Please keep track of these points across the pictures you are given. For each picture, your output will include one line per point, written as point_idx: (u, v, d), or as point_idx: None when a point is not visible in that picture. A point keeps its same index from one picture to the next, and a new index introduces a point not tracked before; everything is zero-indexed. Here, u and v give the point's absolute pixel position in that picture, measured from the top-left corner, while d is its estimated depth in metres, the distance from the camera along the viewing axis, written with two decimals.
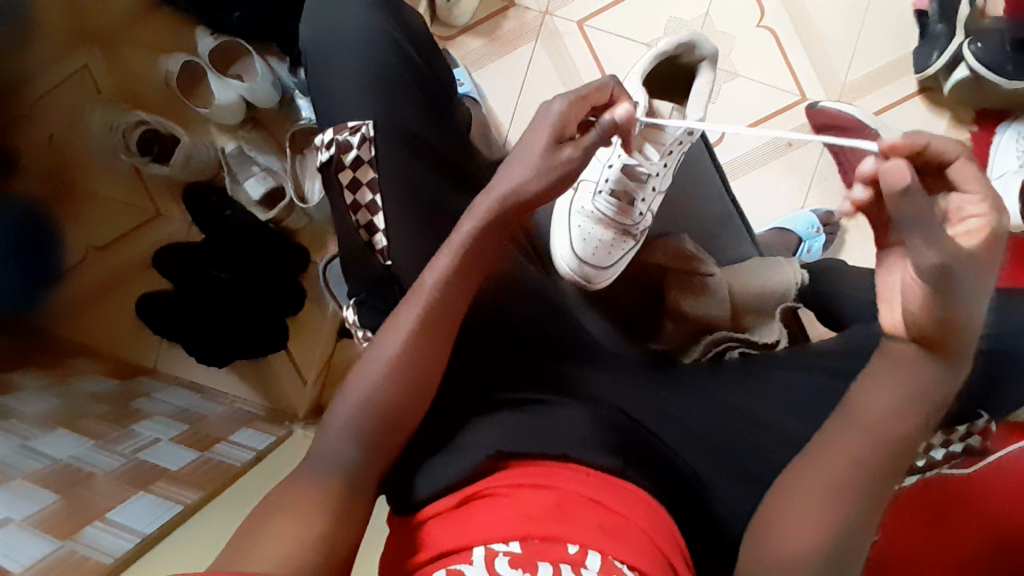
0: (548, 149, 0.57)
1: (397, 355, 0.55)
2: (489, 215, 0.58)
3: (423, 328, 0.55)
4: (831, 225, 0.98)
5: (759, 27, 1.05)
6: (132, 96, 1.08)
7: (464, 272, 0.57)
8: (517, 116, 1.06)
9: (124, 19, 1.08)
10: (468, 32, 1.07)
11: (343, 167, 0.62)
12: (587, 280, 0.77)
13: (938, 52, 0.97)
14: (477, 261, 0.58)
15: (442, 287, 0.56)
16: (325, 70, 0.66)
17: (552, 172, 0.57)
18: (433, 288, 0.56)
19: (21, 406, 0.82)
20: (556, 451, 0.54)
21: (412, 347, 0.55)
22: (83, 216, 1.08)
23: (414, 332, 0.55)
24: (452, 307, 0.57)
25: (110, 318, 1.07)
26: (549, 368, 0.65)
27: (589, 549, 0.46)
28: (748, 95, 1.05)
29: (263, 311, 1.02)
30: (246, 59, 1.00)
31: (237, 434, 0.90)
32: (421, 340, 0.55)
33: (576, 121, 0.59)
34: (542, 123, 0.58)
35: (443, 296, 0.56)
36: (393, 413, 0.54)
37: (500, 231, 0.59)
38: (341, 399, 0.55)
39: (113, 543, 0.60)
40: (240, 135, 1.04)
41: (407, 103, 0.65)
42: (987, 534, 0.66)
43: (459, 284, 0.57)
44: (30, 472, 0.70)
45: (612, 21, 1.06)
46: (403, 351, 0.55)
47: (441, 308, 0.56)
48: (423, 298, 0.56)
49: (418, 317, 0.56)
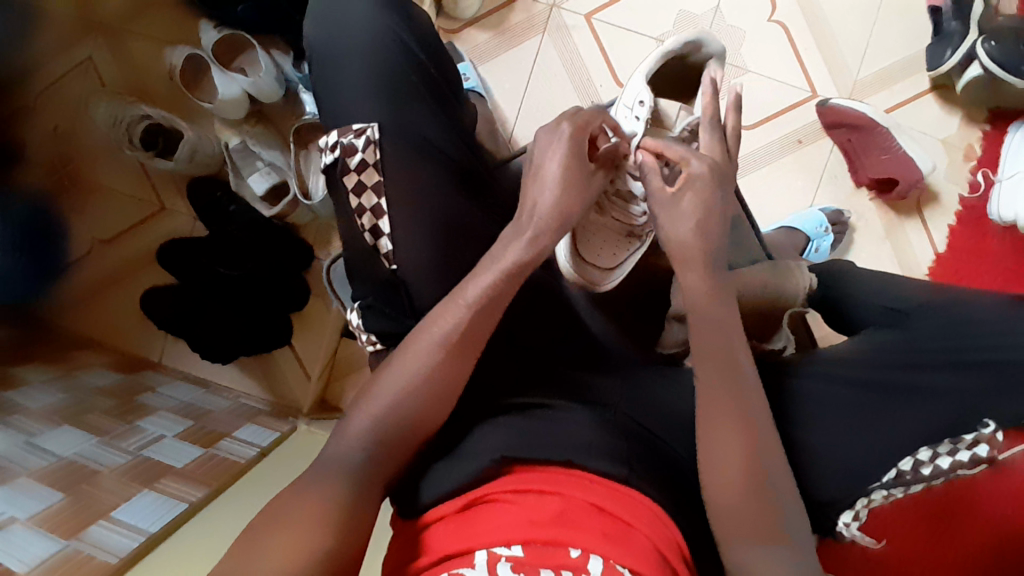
0: (574, 170, 0.62)
1: (427, 370, 0.55)
2: (531, 235, 0.60)
3: (457, 344, 0.56)
4: (839, 224, 0.98)
5: (771, 22, 1.03)
6: (138, 89, 1.07)
7: (500, 288, 0.58)
8: (522, 111, 1.05)
9: (128, 9, 1.07)
10: (474, 25, 1.06)
11: (348, 170, 0.62)
12: (594, 282, 0.75)
13: (953, 49, 0.95)
14: (513, 283, 0.59)
15: (480, 303, 0.57)
16: (332, 70, 0.65)
17: (574, 189, 0.62)
18: (474, 306, 0.57)
19: (27, 401, 0.83)
20: (561, 457, 0.54)
21: (445, 362, 0.56)
22: (86, 209, 1.08)
23: (447, 348, 0.56)
24: (483, 325, 0.57)
25: (114, 313, 1.06)
26: (552, 371, 0.65)
27: (591, 553, 0.45)
28: (759, 91, 1.03)
29: (265, 308, 1.02)
30: (250, 51, 0.98)
31: (241, 429, 0.90)
32: (452, 355, 0.56)
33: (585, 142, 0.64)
34: (559, 143, 0.63)
35: (479, 311, 0.57)
36: (406, 419, 0.55)
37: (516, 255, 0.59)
38: (360, 408, 0.55)
39: (118, 542, 0.60)
40: (245, 129, 1.02)
41: (414, 106, 0.64)
42: None
43: (491, 302, 0.57)
44: (35, 469, 0.70)
45: (620, 15, 1.04)
46: (436, 367, 0.56)
47: (477, 327, 0.57)
48: (461, 312, 0.57)
49: (452, 336, 0.56)
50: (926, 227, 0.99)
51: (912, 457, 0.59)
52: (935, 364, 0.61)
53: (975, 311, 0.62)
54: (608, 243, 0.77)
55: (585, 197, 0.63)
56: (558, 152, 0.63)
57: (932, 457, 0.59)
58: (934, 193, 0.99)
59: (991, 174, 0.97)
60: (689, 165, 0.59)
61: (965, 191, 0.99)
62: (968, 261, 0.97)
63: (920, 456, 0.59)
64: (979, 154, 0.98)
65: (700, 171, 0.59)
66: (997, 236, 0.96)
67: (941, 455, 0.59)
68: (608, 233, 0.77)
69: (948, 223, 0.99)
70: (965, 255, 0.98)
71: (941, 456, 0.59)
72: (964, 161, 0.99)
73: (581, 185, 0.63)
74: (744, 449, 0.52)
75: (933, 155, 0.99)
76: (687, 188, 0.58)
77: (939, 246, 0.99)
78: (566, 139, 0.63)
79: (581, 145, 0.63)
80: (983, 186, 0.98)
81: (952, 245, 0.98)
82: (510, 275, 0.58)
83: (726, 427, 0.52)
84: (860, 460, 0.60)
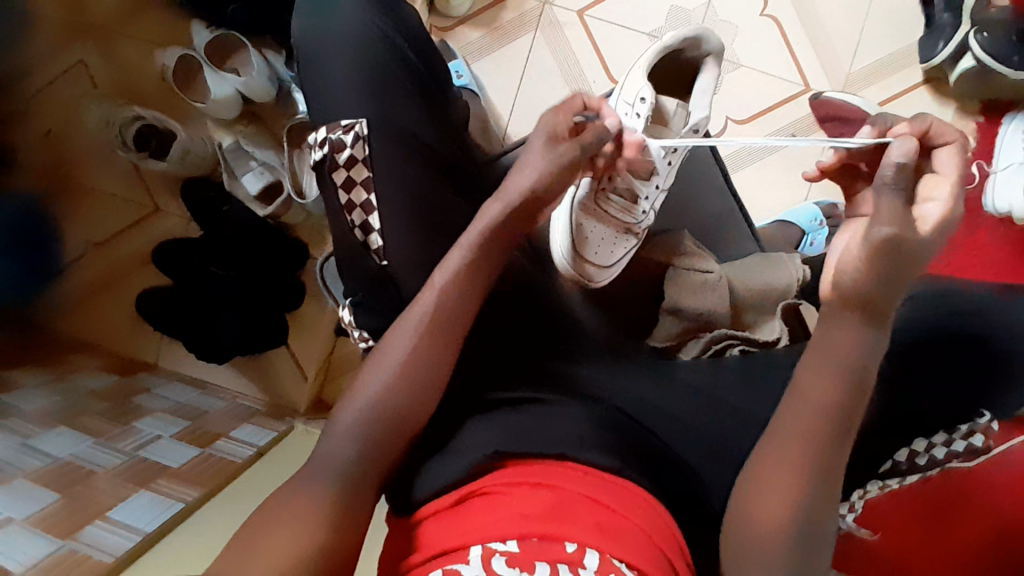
0: (546, 147, 0.63)
1: (402, 359, 0.55)
2: (501, 216, 0.60)
3: (429, 327, 0.56)
4: (834, 218, 0.96)
5: (763, 16, 1.03)
6: (128, 89, 1.07)
7: (469, 270, 0.59)
8: (516, 108, 1.05)
9: (117, 11, 1.07)
10: (467, 23, 1.06)
11: (336, 167, 0.62)
12: (590, 278, 0.76)
13: (944, 42, 0.95)
14: (481, 262, 0.59)
15: (451, 286, 0.58)
16: (320, 67, 0.65)
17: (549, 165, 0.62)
18: (443, 287, 0.57)
19: (22, 403, 0.83)
20: (553, 450, 0.54)
21: (418, 347, 0.56)
22: (81, 212, 1.08)
23: (419, 333, 0.56)
24: (458, 308, 0.57)
25: (109, 316, 1.06)
26: (544, 366, 0.65)
27: (587, 547, 0.45)
28: (751, 85, 1.03)
29: (262, 308, 1.01)
30: (243, 52, 0.98)
31: (238, 430, 0.90)
32: (426, 341, 0.56)
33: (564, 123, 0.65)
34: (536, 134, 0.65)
35: (452, 296, 0.57)
36: (394, 419, 0.54)
37: (490, 251, 0.60)
38: (347, 404, 0.55)
39: (114, 542, 0.60)
40: (238, 130, 1.03)
41: (401, 100, 0.64)
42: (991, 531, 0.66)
43: (462, 283, 0.58)
44: (31, 471, 0.70)
45: (612, 11, 1.04)
46: (412, 353, 0.56)
47: (452, 310, 0.57)
48: (432, 299, 0.57)
49: (425, 321, 0.56)
50: None
51: (907, 448, 0.60)
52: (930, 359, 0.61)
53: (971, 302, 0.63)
54: (604, 238, 0.77)
55: (563, 172, 0.63)
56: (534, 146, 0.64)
57: (927, 447, 0.60)
58: None
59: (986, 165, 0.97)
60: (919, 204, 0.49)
61: None
62: (964, 254, 0.98)
63: (915, 447, 0.60)
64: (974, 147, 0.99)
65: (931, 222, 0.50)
66: (991, 228, 0.97)
67: (936, 445, 0.60)
68: (603, 227, 0.77)
69: None
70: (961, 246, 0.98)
71: (937, 445, 0.60)
72: None
73: (557, 157, 0.62)
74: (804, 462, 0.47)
75: None
76: (933, 245, 0.49)
77: None
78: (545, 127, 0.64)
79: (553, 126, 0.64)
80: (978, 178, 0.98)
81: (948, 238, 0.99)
82: (477, 255, 0.59)
83: (784, 442, 0.48)
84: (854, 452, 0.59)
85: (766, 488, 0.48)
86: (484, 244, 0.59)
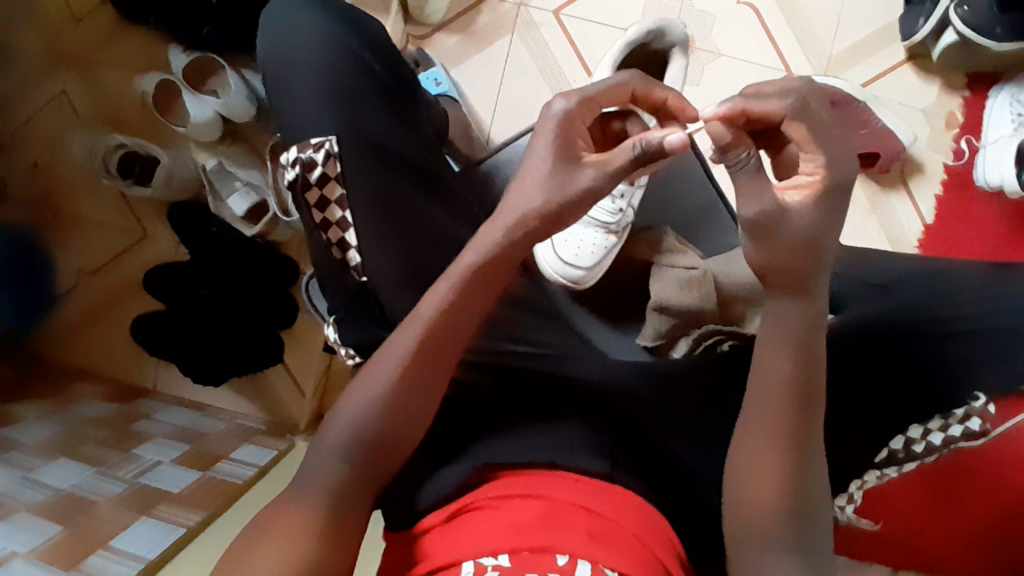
0: (558, 166, 0.52)
1: (383, 388, 0.52)
2: (493, 245, 0.53)
3: (417, 360, 0.52)
4: None
5: (740, 4, 1.02)
6: (109, 116, 1.07)
7: (461, 301, 0.53)
8: (497, 112, 1.04)
9: (92, 38, 1.07)
10: (443, 29, 1.05)
11: (309, 185, 0.61)
12: (573, 282, 0.79)
13: (925, 18, 0.94)
14: (472, 296, 0.53)
15: (442, 317, 0.52)
16: (287, 84, 0.65)
17: (558, 189, 0.52)
18: (430, 320, 0.52)
19: (21, 437, 0.83)
20: (543, 459, 0.54)
21: (405, 379, 0.52)
22: (71, 241, 1.08)
23: (407, 365, 0.52)
24: (449, 338, 0.53)
25: (104, 343, 1.07)
26: (550, 380, 0.64)
27: (579, 559, 0.44)
28: (732, 74, 1.02)
29: (259, 325, 1.02)
30: (220, 73, 0.98)
31: (238, 450, 0.90)
32: (414, 374, 0.52)
33: (579, 129, 0.54)
34: (545, 125, 0.54)
35: (442, 328, 0.52)
36: (377, 447, 0.52)
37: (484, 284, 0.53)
38: (332, 421, 0.53)
39: (115, 571, 0.60)
40: (220, 151, 1.02)
41: (372, 114, 0.64)
42: (979, 506, 0.87)
43: (457, 314, 0.52)
44: (32, 504, 0.70)
45: (586, 9, 1.04)
46: (398, 383, 0.52)
47: (441, 340, 0.52)
48: (420, 330, 0.52)
49: (411, 352, 0.52)
50: (912, 199, 0.99)
51: (902, 436, 0.62)
52: (887, 336, 0.62)
53: (956, 285, 0.64)
54: (585, 241, 0.79)
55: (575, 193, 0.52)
56: (537, 140, 0.54)
57: (924, 434, 0.64)
58: (918, 164, 0.99)
59: (974, 140, 0.98)
60: (783, 199, 0.48)
61: (949, 159, 0.99)
62: (956, 230, 0.98)
63: (913, 435, 0.63)
64: (961, 122, 0.98)
65: (800, 206, 0.48)
66: (983, 202, 0.97)
67: (933, 431, 0.64)
68: (586, 230, 0.79)
69: (935, 192, 0.99)
70: (954, 224, 0.98)
71: (932, 432, 0.64)
72: (946, 129, 0.99)
73: (568, 184, 0.52)
74: (775, 439, 0.47)
75: (913, 125, 0.99)
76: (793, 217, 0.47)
77: (927, 216, 0.99)
78: (552, 124, 0.53)
79: (568, 138, 0.53)
80: (966, 153, 0.98)
81: (940, 214, 0.98)
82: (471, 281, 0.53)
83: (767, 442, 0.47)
84: (835, 436, 0.60)
85: (749, 479, 0.48)
86: (478, 271, 0.53)
